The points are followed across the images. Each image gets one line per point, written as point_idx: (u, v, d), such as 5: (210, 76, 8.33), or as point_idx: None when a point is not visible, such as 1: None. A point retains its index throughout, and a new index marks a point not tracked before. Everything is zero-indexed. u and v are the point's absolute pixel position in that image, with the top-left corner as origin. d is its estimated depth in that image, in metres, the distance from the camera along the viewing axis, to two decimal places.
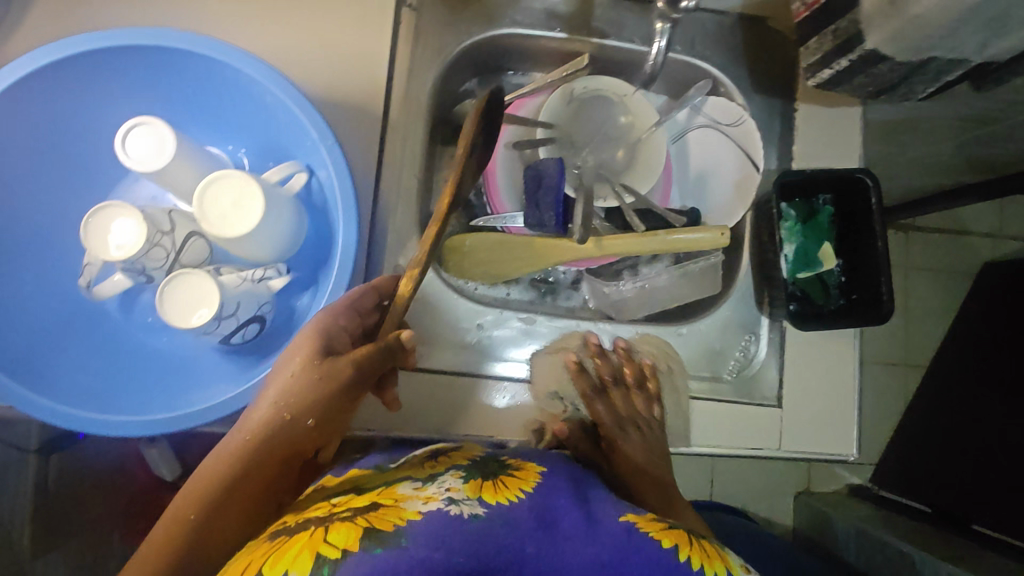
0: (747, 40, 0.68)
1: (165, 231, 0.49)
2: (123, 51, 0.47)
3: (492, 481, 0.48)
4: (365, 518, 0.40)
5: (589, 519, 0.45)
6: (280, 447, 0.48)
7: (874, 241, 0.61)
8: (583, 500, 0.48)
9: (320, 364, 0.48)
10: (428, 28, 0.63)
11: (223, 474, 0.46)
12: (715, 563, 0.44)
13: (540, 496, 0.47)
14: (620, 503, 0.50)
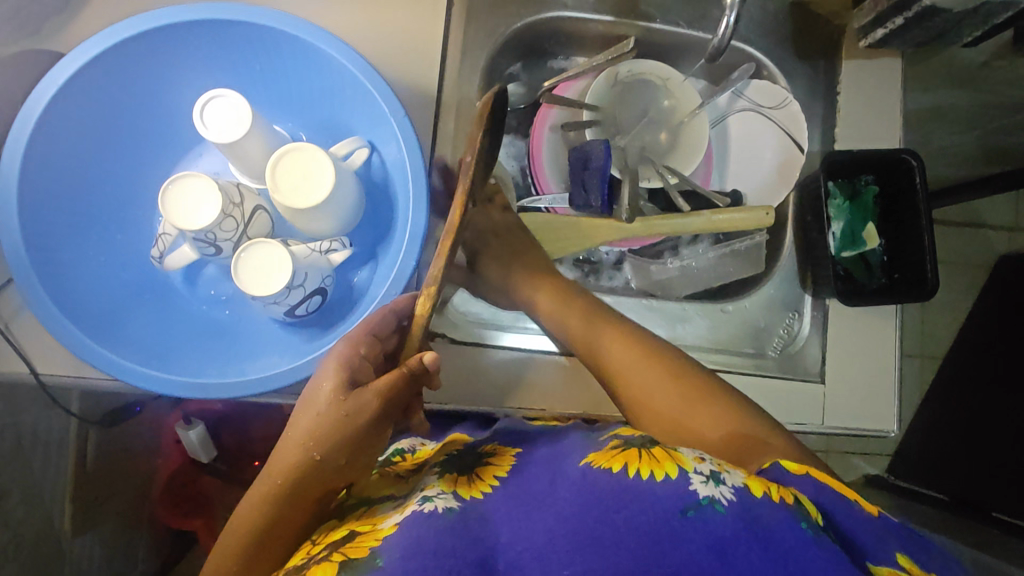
0: (790, 23, 0.69)
1: (237, 203, 0.50)
2: (201, 27, 0.49)
3: (469, 474, 0.46)
4: (341, 552, 0.40)
5: (552, 476, 0.42)
6: (313, 489, 0.46)
7: (919, 220, 0.62)
8: (553, 460, 0.45)
9: (344, 401, 0.45)
10: (480, 10, 0.64)
11: (257, 520, 0.46)
12: (666, 465, 0.39)
13: (517, 475, 0.44)
14: (588, 443, 0.47)
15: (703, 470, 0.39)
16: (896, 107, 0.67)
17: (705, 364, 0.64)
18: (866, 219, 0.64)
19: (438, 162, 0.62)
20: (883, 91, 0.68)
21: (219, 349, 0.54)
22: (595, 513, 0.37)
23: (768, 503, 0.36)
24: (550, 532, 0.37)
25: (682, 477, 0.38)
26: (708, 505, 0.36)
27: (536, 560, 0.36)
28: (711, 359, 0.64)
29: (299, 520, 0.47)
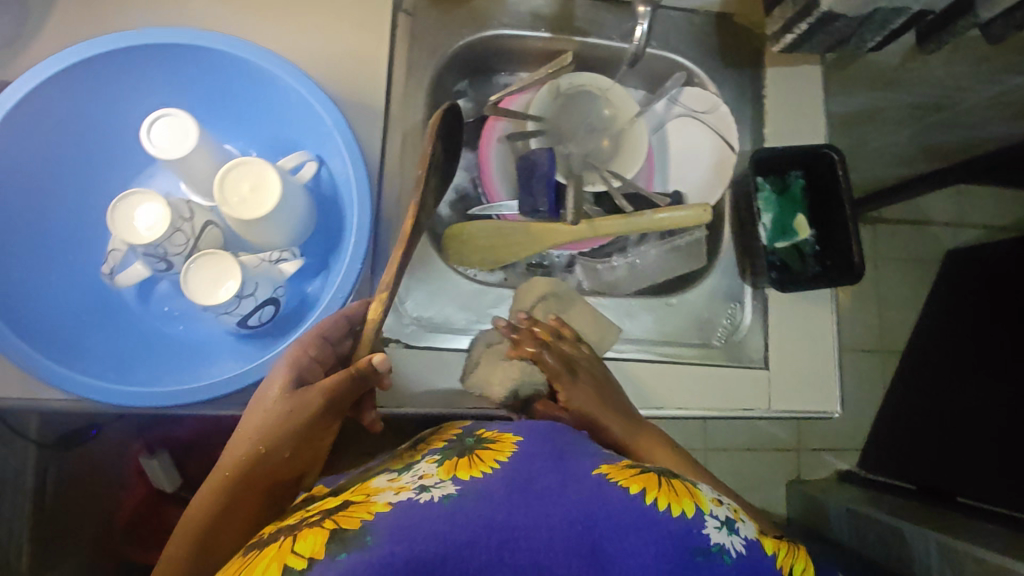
0: (716, 34, 0.74)
1: (186, 218, 0.52)
2: (146, 52, 0.51)
3: (467, 458, 0.49)
4: (332, 518, 0.41)
5: (558, 473, 0.45)
6: (262, 481, 0.51)
7: (844, 208, 0.66)
8: (559, 455, 0.48)
9: (292, 394, 0.51)
10: (423, 30, 0.68)
11: (204, 510, 0.50)
12: (682, 501, 0.44)
13: (518, 462, 0.47)
14: (593, 453, 0.50)
15: (717, 515, 0.45)
16: (820, 106, 0.72)
17: (653, 356, 0.67)
18: (796, 210, 0.69)
19: (386, 174, 0.64)
20: (804, 92, 0.73)
21: (174, 363, 0.55)
22: (603, 527, 0.41)
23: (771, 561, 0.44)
24: (559, 533, 0.40)
25: (696, 517, 0.43)
26: (715, 553, 0.42)
27: (534, 553, 0.39)
28: (658, 352, 0.67)
29: (248, 510, 0.50)
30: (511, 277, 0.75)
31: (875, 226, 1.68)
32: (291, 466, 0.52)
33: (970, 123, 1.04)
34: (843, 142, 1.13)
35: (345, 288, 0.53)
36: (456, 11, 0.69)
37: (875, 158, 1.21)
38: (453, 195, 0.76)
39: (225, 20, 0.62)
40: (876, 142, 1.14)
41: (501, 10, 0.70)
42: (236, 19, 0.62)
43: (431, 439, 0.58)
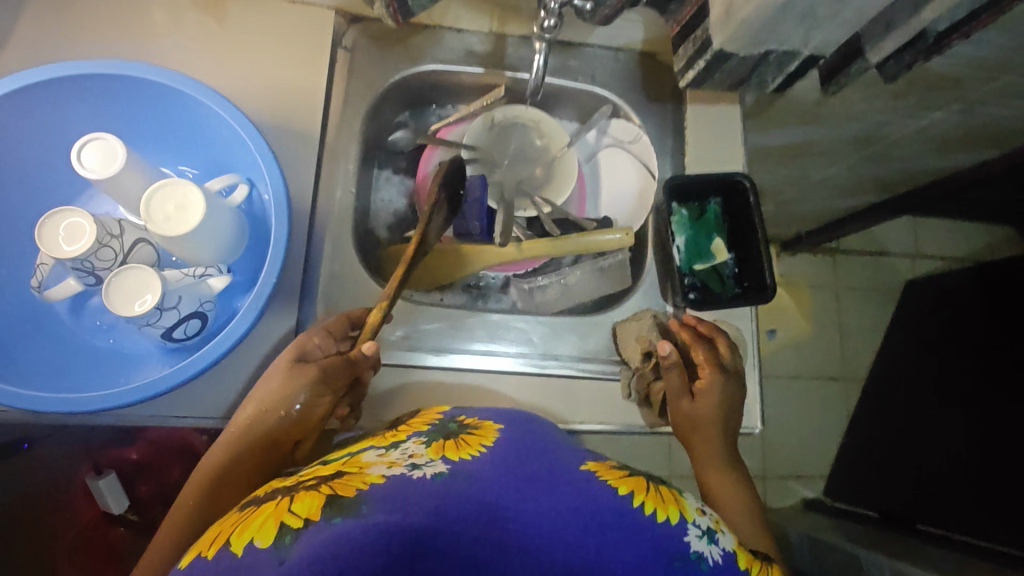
0: (640, 71, 0.79)
1: (115, 235, 0.55)
2: (84, 82, 0.54)
3: (454, 440, 0.50)
4: (328, 485, 0.44)
5: (552, 466, 0.48)
6: (267, 442, 0.57)
7: (756, 232, 0.70)
8: (545, 448, 0.51)
9: (296, 367, 0.58)
10: (360, 65, 0.72)
11: (213, 467, 0.56)
12: (669, 509, 0.47)
13: (503, 448, 0.49)
14: (581, 451, 0.53)
15: (700, 524, 0.47)
16: (737, 139, 0.77)
17: (577, 372, 0.69)
18: (715, 234, 0.72)
19: (320, 198, 0.68)
20: (721, 124, 0.77)
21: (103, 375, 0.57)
22: (588, 523, 0.44)
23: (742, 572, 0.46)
24: (545, 525, 0.43)
25: (680, 525, 0.46)
26: (694, 560, 0.44)
27: (518, 535, 0.43)
28: (582, 368, 0.69)
29: (251, 467, 0.56)
30: (448, 297, 0.77)
31: (836, 256, 1.72)
32: (293, 431, 0.58)
33: (903, 155, 1.09)
34: (786, 173, 1.18)
35: (257, 305, 0.55)
36: (393, 47, 0.74)
37: (822, 188, 1.26)
38: (391, 219, 0.79)
39: (172, 55, 0.67)
40: (818, 173, 1.19)
41: (435, 47, 0.75)
42: (180, 54, 0.67)
43: (409, 421, 0.58)
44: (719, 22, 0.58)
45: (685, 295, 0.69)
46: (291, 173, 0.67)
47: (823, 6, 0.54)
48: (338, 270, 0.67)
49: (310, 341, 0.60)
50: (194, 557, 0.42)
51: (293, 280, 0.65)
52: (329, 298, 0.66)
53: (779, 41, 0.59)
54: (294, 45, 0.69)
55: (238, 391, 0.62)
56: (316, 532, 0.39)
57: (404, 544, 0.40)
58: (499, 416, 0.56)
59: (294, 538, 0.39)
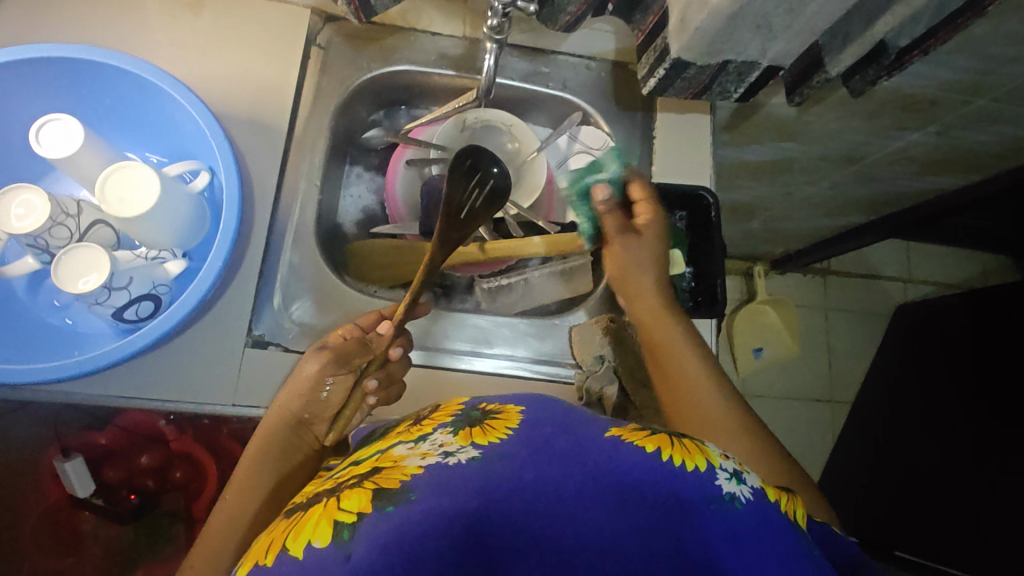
0: (612, 79, 0.80)
1: (70, 214, 0.56)
2: (50, 64, 0.56)
3: (479, 427, 0.50)
4: (371, 481, 0.44)
5: (573, 435, 0.46)
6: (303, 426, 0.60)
7: (714, 250, 0.72)
8: (567, 421, 0.49)
9: (317, 351, 0.61)
10: (334, 63, 0.74)
11: (258, 457, 0.59)
12: (695, 457, 0.44)
13: (528, 429, 0.48)
14: (600, 418, 0.51)
15: (727, 467, 0.44)
16: (706, 148, 0.78)
17: (535, 373, 0.69)
18: (675, 246, 0.74)
19: (283, 190, 0.68)
20: (691, 135, 0.78)
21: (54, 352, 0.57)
22: (623, 485, 0.42)
23: (777, 509, 0.42)
24: (584, 486, 0.42)
25: (709, 471, 0.43)
26: (729, 500, 0.41)
27: (562, 505, 0.41)
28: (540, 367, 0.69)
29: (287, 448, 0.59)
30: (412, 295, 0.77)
31: (825, 276, 1.71)
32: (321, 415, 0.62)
33: (885, 175, 1.09)
34: (769, 190, 1.18)
35: (205, 282, 0.55)
36: (366, 47, 0.75)
37: (808, 207, 1.26)
38: (359, 217, 0.81)
39: (147, 46, 0.69)
40: (803, 191, 1.19)
41: (409, 48, 0.76)
42: (155, 46, 0.69)
43: (430, 415, 0.56)
44: (674, 30, 0.59)
45: None
46: (257, 164, 0.68)
47: (775, 16, 0.55)
48: (297, 261, 0.68)
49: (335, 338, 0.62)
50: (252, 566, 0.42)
51: (253, 268, 0.65)
52: (285, 289, 0.67)
53: (736, 50, 0.60)
54: (269, 41, 0.71)
55: (187, 377, 0.61)
56: (374, 523, 0.40)
57: (464, 524, 0.39)
58: (520, 398, 0.55)
59: (352, 532, 0.39)
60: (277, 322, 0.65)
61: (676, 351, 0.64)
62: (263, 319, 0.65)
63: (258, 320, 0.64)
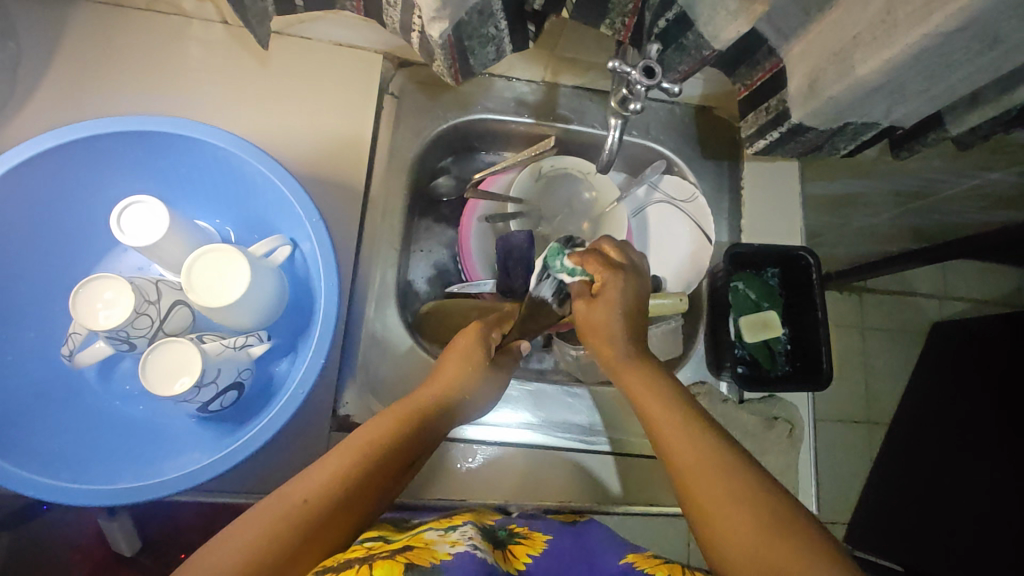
0: (696, 126, 0.76)
1: (152, 301, 0.52)
2: (130, 137, 0.52)
3: (505, 545, 0.51)
4: (404, 556, 0.42)
5: (588, 564, 0.50)
6: (411, 444, 0.51)
7: (816, 313, 0.67)
8: (587, 554, 0.52)
9: (464, 351, 0.59)
10: (408, 112, 0.69)
11: (351, 462, 0.47)
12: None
13: (550, 555, 0.51)
14: (617, 547, 0.54)
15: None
16: (795, 201, 0.74)
17: (582, 445, 0.67)
18: (770, 307, 0.69)
19: (362, 253, 0.65)
20: (780, 188, 0.74)
21: (135, 452, 0.53)
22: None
23: None
24: None
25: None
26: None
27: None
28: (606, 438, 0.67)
29: (400, 456, 0.50)
30: None
31: None
32: (426, 439, 0.53)
33: (951, 209, 1.04)
34: (826, 222, 1.13)
35: (308, 378, 0.51)
36: (441, 95, 0.70)
37: (862, 236, 1.21)
38: (431, 270, 0.77)
39: (216, 98, 0.64)
40: (860, 222, 1.14)
41: (485, 95, 0.71)
42: (222, 101, 0.64)
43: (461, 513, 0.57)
44: (800, 95, 0.56)
45: (734, 368, 0.66)
46: (334, 228, 0.64)
47: (913, 84, 0.51)
48: (380, 332, 0.64)
49: (469, 344, 0.60)
50: None
51: (335, 347, 0.62)
52: (367, 362, 0.63)
53: (859, 114, 0.56)
54: (342, 92, 0.67)
55: (273, 464, 0.58)
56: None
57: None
58: (544, 526, 0.57)
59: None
60: (363, 401, 0.62)
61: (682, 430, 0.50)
62: (346, 396, 0.61)
63: (343, 399, 0.61)
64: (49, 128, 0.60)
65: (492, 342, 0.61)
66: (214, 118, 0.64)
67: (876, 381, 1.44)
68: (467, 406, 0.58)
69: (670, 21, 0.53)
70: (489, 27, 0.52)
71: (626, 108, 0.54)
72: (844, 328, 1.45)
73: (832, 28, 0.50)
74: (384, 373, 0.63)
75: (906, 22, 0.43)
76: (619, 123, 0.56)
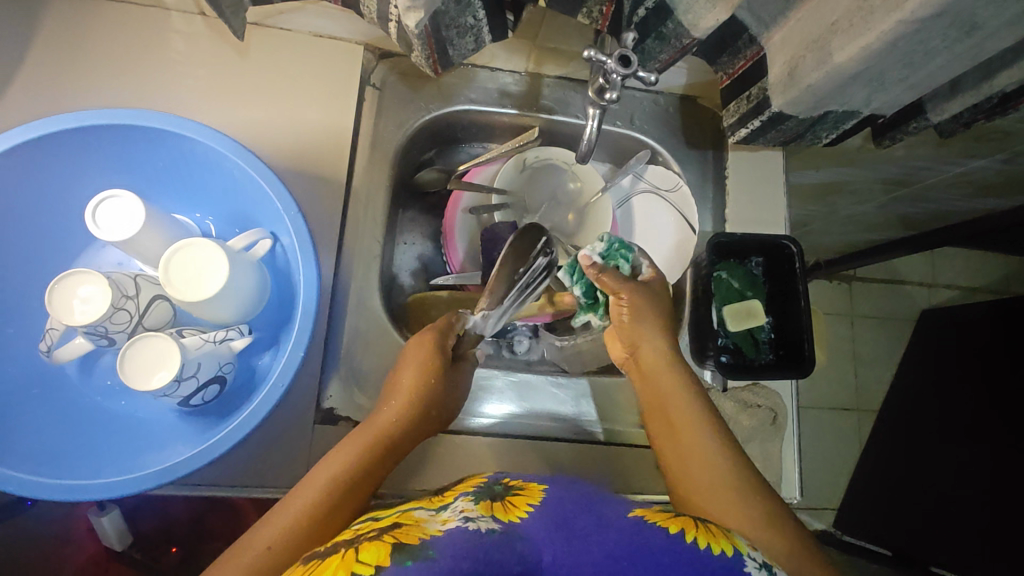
0: (680, 115, 0.76)
1: (130, 296, 0.52)
2: (102, 131, 0.51)
3: (501, 500, 0.46)
4: (391, 535, 0.40)
5: (595, 518, 0.43)
6: (372, 476, 0.51)
7: (799, 300, 0.67)
8: (590, 503, 0.46)
9: (425, 362, 0.57)
10: (390, 104, 0.69)
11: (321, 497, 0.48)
12: (720, 541, 0.42)
13: (551, 505, 0.45)
14: (622, 500, 0.49)
15: (756, 557, 0.42)
16: (779, 189, 0.73)
17: (568, 435, 0.67)
18: (754, 295, 0.69)
19: (344, 245, 0.65)
20: (764, 176, 0.73)
21: (116, 447, 0.53)
22: (647, 563, 0.39)
23: None
24: (600, 566, 0.38)
25: (736, 556, 0.41)
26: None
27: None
28: (592, 426, 0.68)
29: (365, 480, 0.50)
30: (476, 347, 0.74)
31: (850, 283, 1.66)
32: (389, 463, 0.53)
33: (938, 197, 1.02)
34: (812, 210, 1.12)
35: (286, 374, 0.51)
36: (423, 86, 0.70)
37: (850, 225, 1.20)
38: (416, 264, 0.77)
39: (197, 91, 0.63)
40: (848, 211, 1.12)
41: (468, 86, 0.71)
42: (202, 93, 0.63)
43: (454, 487, 0.52)
44: (779, 83, 0.56)
45: (717, 357, 0.66)
46: (316, 221, 0.63)
47: (893, 72, 0.50)
48: (364, 325, 0.64)
49: (420, 351, 0.57)
50: None
51: (318, 337, 0.62)
52: (350, 354, 0.63)
53: (841, 102, 0.56)
54: (323, 82, 0.66)
55: (258, 458, 0.58)
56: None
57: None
58: (542, 478, 0.52)
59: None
60: (347, 394, 0.62)
61: (701, 466, 0.53)
62: (330, 389, 0.61)
63: (326, 392, 0.61)
64: (26, 120, 0.60)
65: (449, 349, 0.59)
66: (194, 111, 0.63)
67: (865, 369, 1.42)
68: (435, 413, 0.57)
69: (648, 10, 0.52)
70: (467, 16, 0.51)
71: (603, 97, 0.54)
72: (834, 316, 1.44)
73: (811, 15, 0.50)
74: (368, 365, 0.63)
75: (882, 9, 0.43)
76: (597, 112, 0.56)
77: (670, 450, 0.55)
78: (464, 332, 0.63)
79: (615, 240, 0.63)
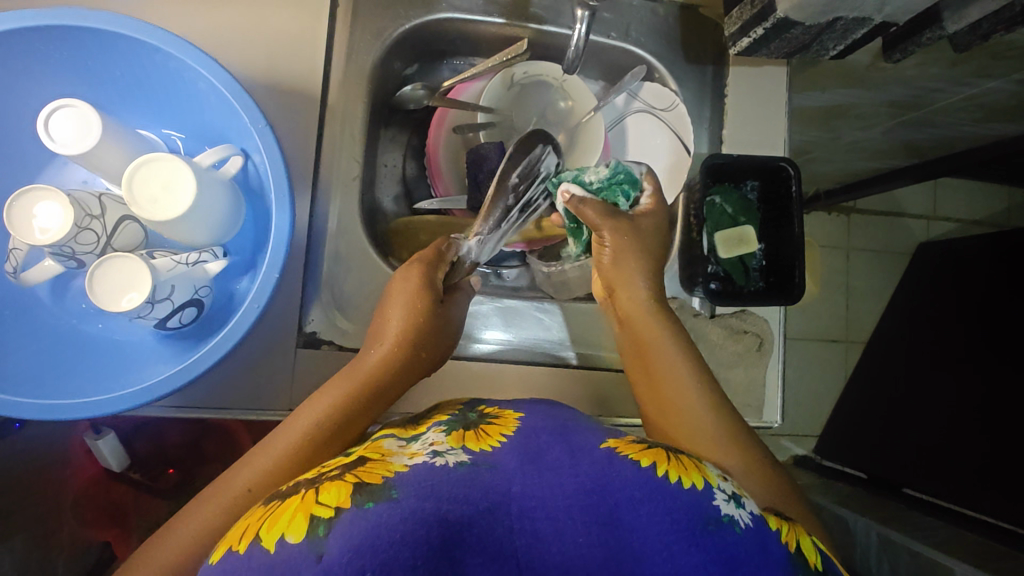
0: (679, 26, 0.70)
1: (95, 215, 0.50)
2: (49, 33, 0.48)
3: (474, 430, 0.46)
4: (354, 474, 0.39)
5: (569, 447, 0.44)
6: (365, 415, 0.51)
7: (793, 226, 0.66)
8: (563, 430, 0.46)
9: (413, 297, 0.55)
10: (366, 10, 0.64)
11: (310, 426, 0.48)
12: (692, 474, 0.42)
13: (524, 435, 0.45)
14: (598, 429, 0.49)
15: (726, 489, 0.42)
16: (780, 107, 0.69)
17: (551, 360, 0.67)
18: (747, 221, 0.67)
19: (321, 167, 0.62)
20: (765, 92, 0.69)
21: (98, 369, 0.53)
22: (616, 499, 0.39)
23: (778, 539, 0.40)
24: (568, 497, 0.39)
25: (707, 490, 0.41)
26: (727, 523, 0.39)
27: (551, 520, 0.38)
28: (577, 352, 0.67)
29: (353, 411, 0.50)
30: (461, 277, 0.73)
31: None
32: (382, 405, 0.52)
33: (946, 123, 0.97)
34: (815, 135, 1.07)
35: (262, 295, 0.50)
36: None
37: (857, 153, 1.14)
38: (399, 188, 0.75)
39: None
40: (851, 136, 1.08)
41: None
42: None
43: (430, 414, 0.52)
44: None
45: (706, 284, 0.65)
46: (289, 140, 0.60)
47: None
48: (343, 249, 0.62)
49: (411, 283, 0.56)
50: (222, 553, 0.36)
51: (297, 261, 0.60)
52: (333, 279, 0.62)
53: (851, 7, 0.52)
54: None
55: (239, 381, 0.58)
56: (353, 522, 0.35)
57: (442, 534, 0.35)
58: (519, 403, 0.52)
59: (329, 528, 0.34)
60: (329, 318, 0.61)
61: (682, 401, 0.53)
62: (312, 313, 0.60)
63: (309, 316, 0.60)
64: None
65: (440, 283, 0.58)
66: (153, 15, 0.58)
67: (858, 301, 1.41)
68: (430, 349, 0.56)
69: None
70: None
71: None
72: (829, 248, 1.41)
73: None
74: (351, 290, 0.62)
75: None
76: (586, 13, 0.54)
77: (648, 392, 0.56)
78: (458, 259, 0.62)
79: (621, 170, 0.62)
